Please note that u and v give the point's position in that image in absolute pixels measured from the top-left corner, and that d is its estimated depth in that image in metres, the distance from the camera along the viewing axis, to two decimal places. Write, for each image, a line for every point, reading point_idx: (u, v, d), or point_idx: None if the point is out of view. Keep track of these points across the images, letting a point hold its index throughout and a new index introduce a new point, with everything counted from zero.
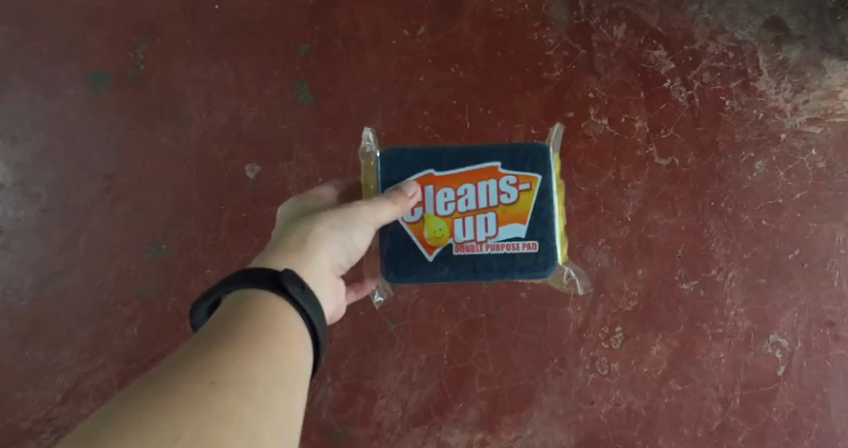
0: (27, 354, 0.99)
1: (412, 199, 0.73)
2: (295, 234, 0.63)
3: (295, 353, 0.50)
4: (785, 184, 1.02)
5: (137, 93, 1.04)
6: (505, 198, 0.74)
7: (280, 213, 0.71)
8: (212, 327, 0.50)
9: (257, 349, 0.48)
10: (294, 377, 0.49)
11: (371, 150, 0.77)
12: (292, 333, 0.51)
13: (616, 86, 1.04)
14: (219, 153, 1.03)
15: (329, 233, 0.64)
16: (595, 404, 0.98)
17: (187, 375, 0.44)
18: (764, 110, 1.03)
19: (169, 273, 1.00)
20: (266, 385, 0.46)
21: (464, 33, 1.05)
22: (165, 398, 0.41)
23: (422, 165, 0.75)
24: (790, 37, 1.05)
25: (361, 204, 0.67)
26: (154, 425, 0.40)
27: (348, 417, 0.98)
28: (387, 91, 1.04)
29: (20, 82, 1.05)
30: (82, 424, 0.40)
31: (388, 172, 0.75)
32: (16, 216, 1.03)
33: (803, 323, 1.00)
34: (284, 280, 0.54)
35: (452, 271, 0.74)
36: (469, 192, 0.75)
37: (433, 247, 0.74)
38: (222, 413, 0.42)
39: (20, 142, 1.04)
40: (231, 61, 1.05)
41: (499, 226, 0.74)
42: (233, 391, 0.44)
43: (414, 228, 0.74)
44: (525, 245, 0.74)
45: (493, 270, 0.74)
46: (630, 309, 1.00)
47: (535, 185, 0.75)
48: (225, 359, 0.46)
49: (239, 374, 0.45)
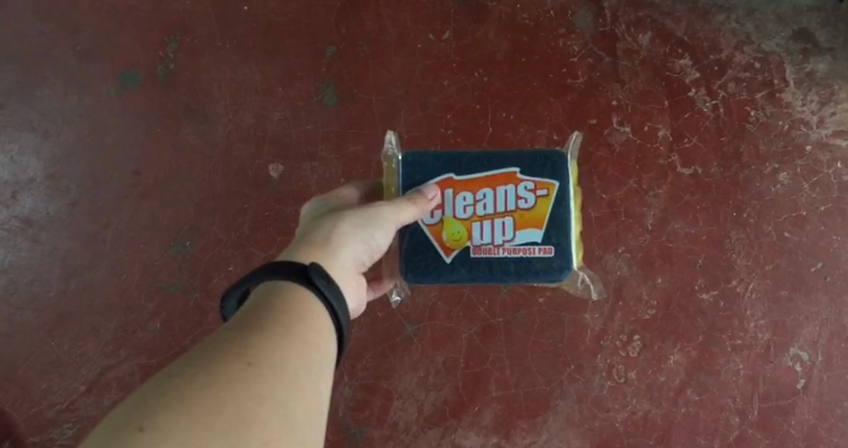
0: (53, 345, 1.01)
1: (432, 202, 0.74)
2: (320, 231, 0.63)
3: (323, 342, 0.51)
4: (809, 196, 1.02)
5: (166, 92, 1.06)
6: (522, 204, 0.75)
7: (302, 212, 0.72)
8: (243, 314, 0.51)
9: (288, 335, 0.49)
10: (323, 363, 0.50)
11: (393, 153, 0.77)
12: (319, 323, 0.52)
13: (640, 95, 1.04)
14: (244, 152, 1.05)
15: (354, 231, 0.65)
16: (611, 412, 0.98)
17: (223, 357, 0.45)
18: (790, 121, 1.03)
19: (192, 269, 1.02)
20: (298, 369, 0.47)
21: (489, 38, 1.06)
22: (204, 379, 0.43)
23: (443, 169, 0.76)
24: (818, 49, 1.04)
25: (384, 205, 0.68)
26: (198, 401, 0.41)
27: (364, 417, 0.99)
28: (411, 95, 1.05)
29: (53, 78, 1.07)
30: (125, 402, 0.41)
31: (410, 174, 0.76)
32: (46, 209, 1.05)
33: (824, 337, 0.99)
34: (311, 274, 0.55)
35: (469, 274, 0.74)
36: (488, 197, 0.75)
37: (451, 249, 0.75)
38: (259, 392, 0.44)
39: (52, 137, 1.06)
40: (259, 62, 1.07)
41: (516, 230, 0.75)
42: (268, 372, 0.45)
43: (433, 231, 0.75)
44: (541, 249, 0.74)
45: (510, 274, 0.74)
46: (648, 318, 1.00)
47: (552, 192, 0.75)
48: (260, 344, 0.47)
49: (272, 358, 0.46)
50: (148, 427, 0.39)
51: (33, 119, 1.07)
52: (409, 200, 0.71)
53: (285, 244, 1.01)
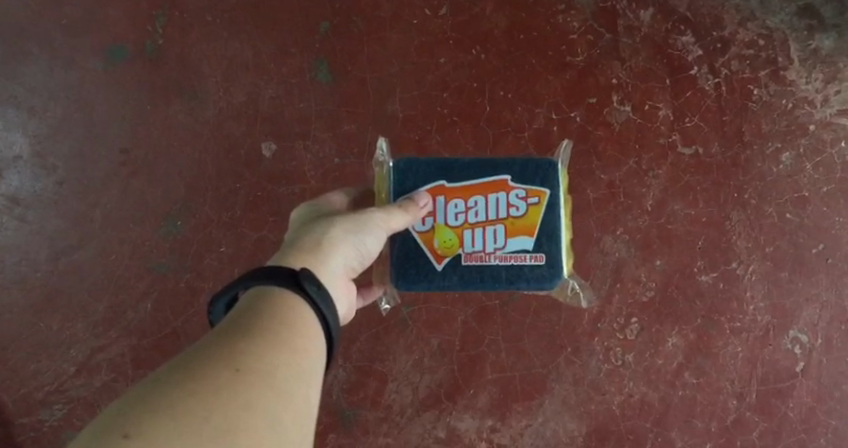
0: (41, 326, 1.00)
1: (423, 209, 0.72)
2: (310, 235, 0.62)
3: (313, 349, 0.50)
4: (812, 176, 1.00)
5: (156, 68, 1.04)
6: (514, 212, 0.73)
7: (291, 217, 0.70)
8: (231, 319, 0.49)
9: (277, 341, 0.47)
10: (312, 369, 0.48)
11: (384, 159, 0.76)
12: (309, 329, 0.51)
13: (641, 73, 1.01)
14: (236, 130, 1.03)
15: (344, 236, 0.63)
16: (607, 395, 0.97)
17: (211, 363, 0.43)
18: (793, 100, 1.01)
19: (183, 250, 1.00)
20: (287, 375, 0.46)
21: (486, 14, 1.03)
22: (191, 386, 0.41)
23: (435, 175, 0.74)
24: (824, 25, 1.01)
25: (374, 211, 0.67)
26: (185, 408, 0.39)
27: (358, 400, 0.98)
28: (407, 73, 1.02)
29: (38, 52, 1.04)
30: (110, 409, 0.39)
31: (400, 180, 0.74)
32: (34, 188, 1.03)
33: (824, 319, 0.98)
34: (301, 279, 0.54)
35: (460, 281, 0.73)
36: (479, 204, 0.73)
37: (443, 256, 0.73)
38: (247, 399, 0.42)
39: (38, 114, 1.04)
40: (250, 38, 1.04)
41: (507, 238, 0.73)
42: (257, 378, 0.43)
43: (424, 237, 0.73)
44: (533, 257, 0.73)
45: (501, 281, 0.72)
46: (647, 300, 0.98)
47: (543, 199, 0.74)
48: (248, 349, 0.45)
49: (260, 364, 0.45)
50: (134, 435, 0.37)
51: (19, 94, 1.04)
52: (400, 207, 0.69)
53: (278, 225, 1.00)
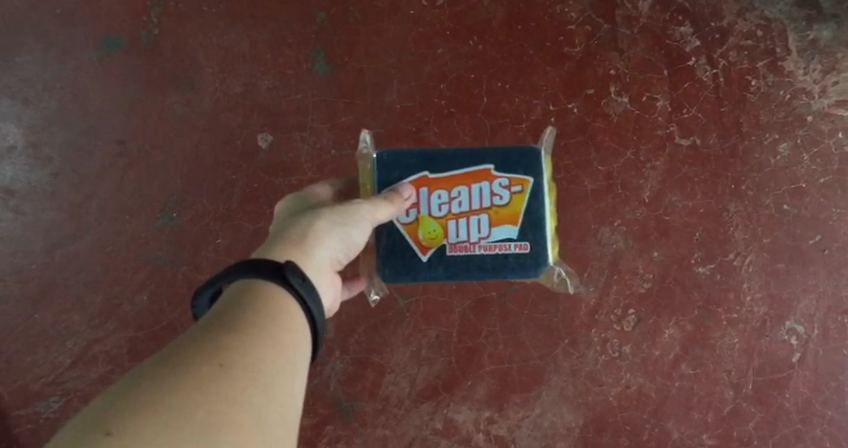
0: (37, 318, 1.00)
1: (407, 201, 0.71)
2: (295, 227, 0.61)
3: (298, 343, 0.49)
4: (809, 167, 1.00)
5: (151, 58, 1.03)
6: (497, 200, 0.73)
7: (277, 210, 0.69)
8: (217, 313, 0.49)
9: (261, 335, 0.47)
10: (297, 363, 0.48)
11: (367, 151, 0.74)
12: (295, 322, 0.50)
13: (639, 64, 1.01)
14: (233, 121, 1.02)
15: (330, 228, 0.63)
16: (604, 386, 0.98)
17: (195, 358, 0.43)
18: (791, 91, 1.00)
19: (180, 241, 1.00)
20: (271, 369, 0.45)
21: (483, 5, 1.02)
22: (174, 381, 0.41)
23: (418, 167, 0.73)
24: (822, 16, 1.01)
25: (360, 203, 0.66)
26: (168, 404, 0.39)
27: (356, 391, 0.98)
28: (404, 64, 1.02)
29: (32, 43, 1.03)
30: (94, 404, 0.40)
31: (385, 173, 0.74)
32: (29, 179, 1.02)
33: (821, 310, 0.98)
34: (285, 272, 0.53)
35: (446, 271, 0.73)
36: (462, 194, 0.73)
37: (428, 247, 0.73)
38: (230, 394, 0.42)
39: (32, 104, 1.03)
40: (246, 28, 1.03)
41: (492, 227, 0.73)
42: (241, 373, 0.43)
43: (408, 230, 0.73)
44: (518, 245, 0.73)
45: (487, 271, 0.73)
46: (644, 291, 0.98)
47: (527, 188, 0.73)
48: (233, 344, 0.45)
49: (244, 358, 0.44)
50: (115, 432, 0.37)
51: (13, 85, 1.03)
52: (386, 198, 0.69)
53: None
